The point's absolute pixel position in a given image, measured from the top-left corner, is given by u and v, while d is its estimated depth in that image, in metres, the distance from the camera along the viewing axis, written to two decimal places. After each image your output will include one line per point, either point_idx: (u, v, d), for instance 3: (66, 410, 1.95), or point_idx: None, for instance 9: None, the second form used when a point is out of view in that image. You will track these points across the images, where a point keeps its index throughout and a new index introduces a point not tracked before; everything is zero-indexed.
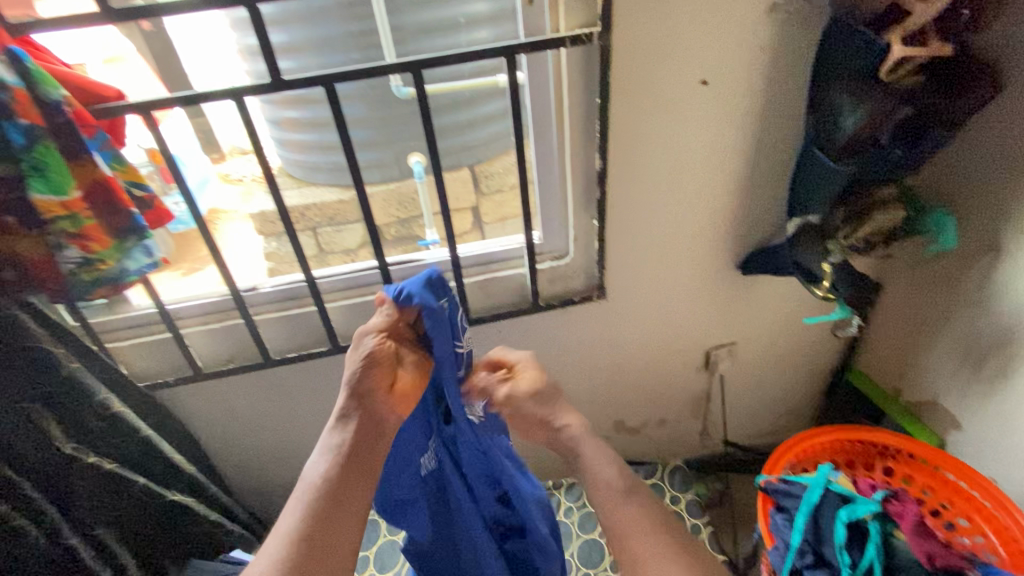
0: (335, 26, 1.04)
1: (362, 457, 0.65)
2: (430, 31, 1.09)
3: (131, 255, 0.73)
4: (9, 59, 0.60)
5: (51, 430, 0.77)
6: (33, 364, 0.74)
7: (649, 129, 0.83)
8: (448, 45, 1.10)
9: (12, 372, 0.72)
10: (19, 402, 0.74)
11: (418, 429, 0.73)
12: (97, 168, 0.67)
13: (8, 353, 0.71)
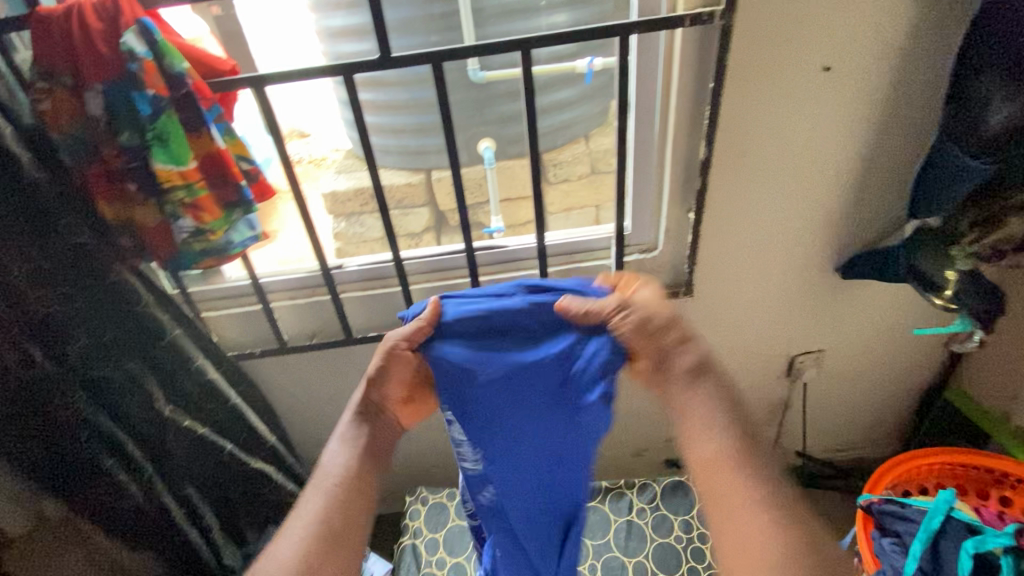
0: (418, 8, 1.03)
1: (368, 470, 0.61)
2: (512, 14, 1.06)
3: (236, 227, 0.75)
4: (140, 30, 0.62)
5: (153, 392, 0.80)
6: (139, 326, 0.77)
7: (760, 116, 0.78)
8: (532, 28, 1.08)
9: (120, 334, 0.75)
10: (128, 362, 0.77)
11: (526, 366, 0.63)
12: (212, 142, 0.68)
13: (117, 313, 0.74)
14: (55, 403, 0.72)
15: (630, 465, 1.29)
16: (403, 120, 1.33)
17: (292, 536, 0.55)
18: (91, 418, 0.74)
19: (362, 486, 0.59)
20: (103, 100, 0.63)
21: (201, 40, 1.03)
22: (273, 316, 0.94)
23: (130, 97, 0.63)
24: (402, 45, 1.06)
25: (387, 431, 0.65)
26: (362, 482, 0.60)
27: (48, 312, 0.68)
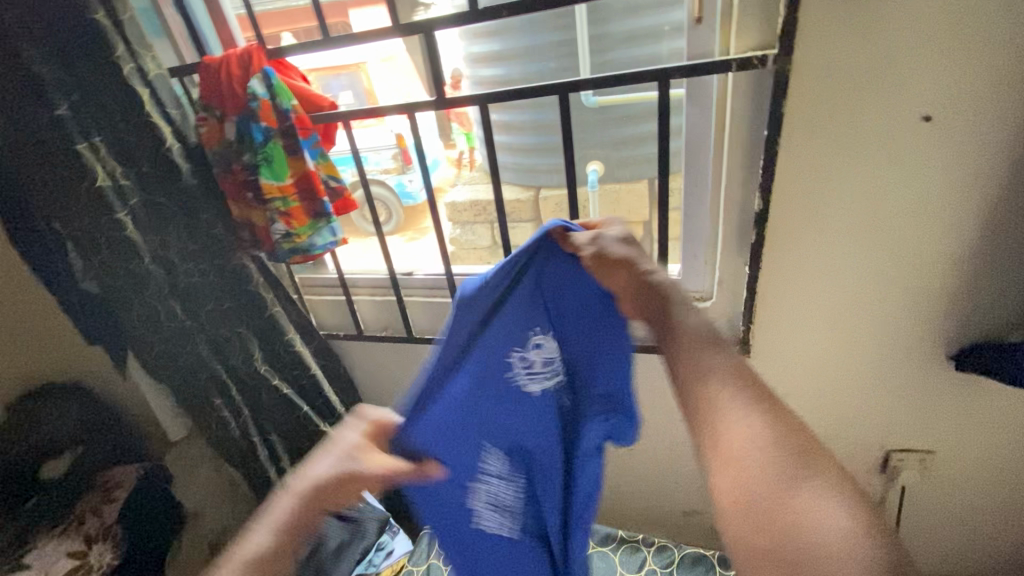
0: (545, 35, 1.06)
1: None
2: (635, 39, 1.04)
3: (320, 233, 0.90)
4: (263, 77, 0.81)
5: (253, 351, 1.02)
6: (247, 300, 0.99)
7: (833, 173, 0.68)
8: (649, 55, 1.05)
9: (232, 304, 0.99)
10: (238, 326, 1.00)
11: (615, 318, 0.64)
12: (305, 163, 0.85)
13: (236, 290, 0.98)
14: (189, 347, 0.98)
15: (684, 523, 1.21)
16: (533, 140, 1.39)
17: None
18: (211, 363, 1.00)
19: None
20: (235, 128, 0.83)
21: (364, 66, 1.29)
22: (354, 306, 1.13)
23: (250, 127, 0.82)
24: (527, 71, 1.11)
25: None
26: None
27: (191, 279, 0.95)
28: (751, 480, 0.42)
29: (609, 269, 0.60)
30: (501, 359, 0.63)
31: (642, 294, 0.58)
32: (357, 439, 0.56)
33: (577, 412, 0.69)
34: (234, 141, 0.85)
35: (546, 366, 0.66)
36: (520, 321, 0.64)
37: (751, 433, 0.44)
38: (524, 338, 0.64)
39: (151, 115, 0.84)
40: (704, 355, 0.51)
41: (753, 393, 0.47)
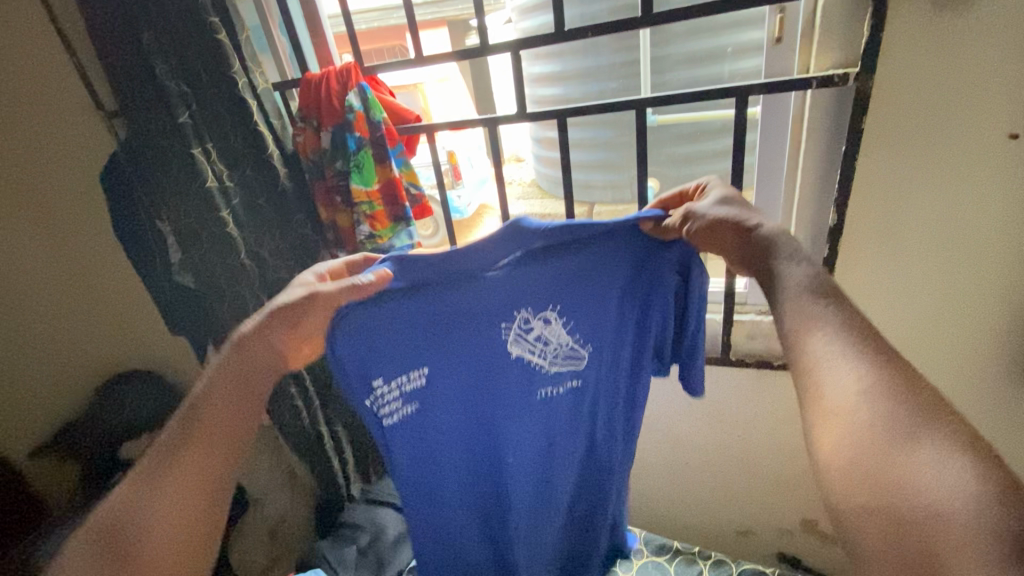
0: (604, 57, 1.06)
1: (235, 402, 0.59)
2: (694, 62, 1.03)
3: (399, 236, 0.96)
4: (359, 91, 0.89)
5: None
6: None
7: (913, 188, 0.69)
8: (711, 75, 1.03)
9: None
10: None
11: (653, 309, 0.69)
12: (391, 170, 0.93)
13: None
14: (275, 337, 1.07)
15: (737, 545, 1.18)
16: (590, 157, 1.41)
17: (171, 478, 0.53)
18: None
19: (230, 419, 0.58)
20: (330, 137, 0.91)
21: (421, 87, 1.35)
22: None
23: (345, 136, 0.90)
24: (588, 91, 1.10)
25: (264, 362, 0.61)
26: (236, 418, 0.58)
27: (278, 275, 1.04)
28: (857, 440, 0.43)
29: (711, 241, 0.60)
30: (501, 310, 0.66)
31: (753, 253, 0.57)
32: (317, 281, 0.65)
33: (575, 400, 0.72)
34: (327, 149, 0.93)
35: (556, 347, 0.68)
36: (542, 284, 0.66)
37: (862, 390, 0.45)
38: (540, 303, 0.67)
39: (258, 124, 0.93)
40: (809, 309, 0.51)
41: (866, 347, 0.47)
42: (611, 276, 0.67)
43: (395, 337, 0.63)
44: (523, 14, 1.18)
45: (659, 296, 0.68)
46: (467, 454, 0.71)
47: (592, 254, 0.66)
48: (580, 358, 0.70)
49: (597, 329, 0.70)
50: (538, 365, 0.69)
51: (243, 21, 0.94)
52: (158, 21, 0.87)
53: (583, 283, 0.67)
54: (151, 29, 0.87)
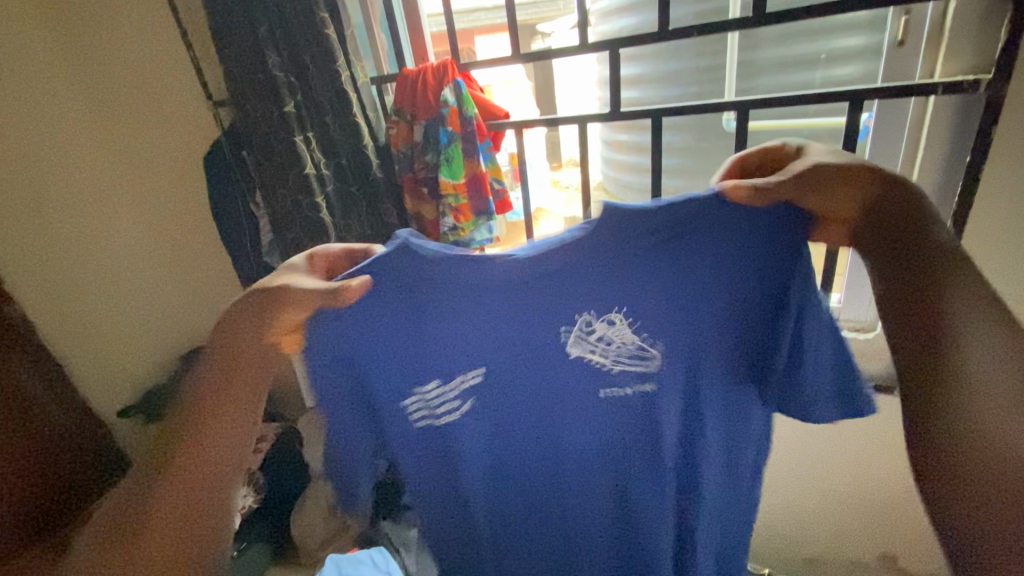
0: (688, 60, 1.04)
1: (229, 398, 0.58)
2: (787, 68, 0.96)
3: (479, 230, 1.00)
4: (454, 87, 0.91)
5: None
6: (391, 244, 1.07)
7: None
8: (800, 82, 0.96)
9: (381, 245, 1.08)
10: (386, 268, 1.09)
11: (756, 273, 0.61)
12: (477, 165, 0.95)
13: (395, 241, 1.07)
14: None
15: None
16: None
17: (165, 501, 0.56)
18: None
19: (230, 422, 0.58)
20: (424, 130, 0.94)
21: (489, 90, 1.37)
22: None
23: (438, 130, 0.93)
24: (665, 95, 1.08)
25: (259, 360, 0.59)
26: (236, 423, 0.59)
27: None
28: None
29: (825, 195, 0.56)
30: (554, 313, 0.63)
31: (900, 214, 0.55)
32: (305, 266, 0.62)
33: (647, 410, 0.67)
34: (419, 142, 0.97)
35: (620, 346, 0.64)
36: (588, 283, 0.62)
37: None
38: (604, 303, 0.63)
39: (356, 117, 0.98)
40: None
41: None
42: (719, 274, 0.61)
43: (431, 321, 0.61)
44: (604, 17, 1.17)
45: (755, 265, 0.61)
46: (519, 455, 0.70)
47: (693, 244, 0.59)
48: (650, 359, 0.64)
49: (684, 327, 0.63)
50: (597, 361, 0.65)
51: (350, 18, 1.00)
52: (275, 16, 0.93)
53: (678, 292, 0.61)
54: (269, 23, 0.93)
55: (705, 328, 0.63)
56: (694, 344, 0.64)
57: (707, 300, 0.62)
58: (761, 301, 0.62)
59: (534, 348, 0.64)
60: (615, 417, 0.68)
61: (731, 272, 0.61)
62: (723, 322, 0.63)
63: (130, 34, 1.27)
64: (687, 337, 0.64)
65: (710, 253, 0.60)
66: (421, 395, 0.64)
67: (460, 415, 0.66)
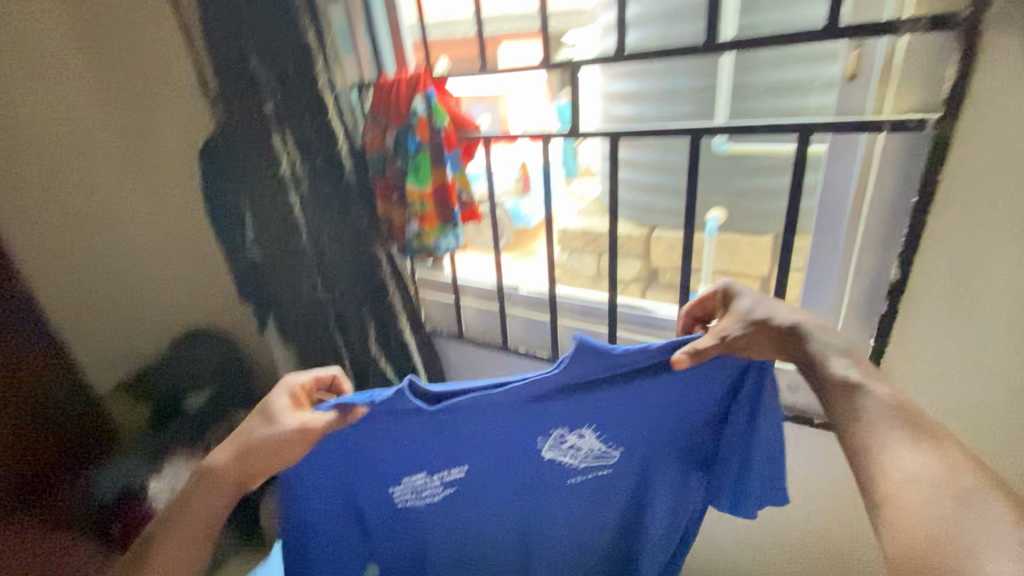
0: (679, 80, 1.02)
1: (191, 515, 0.61)
2: (777, 91, 0.95)
3: (446, 237, 1.01)
4: (425, 99, 0.94)
5: (360, 318, 1.14)
6: (374, 297, 1.14)
7: (1004, 250, 0.65)
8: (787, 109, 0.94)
9: (357, 286, 1.12)
10: (363, 316, 1.14)
11: (705, 396, 0.72)
12: (444, 175, 0.97)
13: (372, 285, 1.13)
14: (353, 324, 1.14)
15: None
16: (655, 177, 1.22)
17: None
18: (333, 332, 1.15)
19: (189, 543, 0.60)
20: (394, 138, 0.96)
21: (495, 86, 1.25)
22: (460, 307, 1.21)
23: (406, 139, 0.95)
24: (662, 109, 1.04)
25: (230, 479, 0.62)
26: (193, 542, 0.61)
27: (336, 262, 1.10)
28: (911, 519, 0.47)
29: (752, 349, 0.66)
30: (536, 427, 0.71)
31: (796, 352, 0.64)
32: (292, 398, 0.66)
33: (609, 485, 0.79)
34: (390, 148, 0.98)
35: (587, 451, 0.74)
36: (571, 414, 0.71)
37: (915, 474, 0.50)
38: (576, 422, 0.72)
39: (330, 119, 1.02)
40: (859, 403, 0.57)
41: (916, 438, 0.52)
42: (670, 395, 0.71)
43: (445, 434, 0.70)
44: None
45: (704, 392, 0.72)
46: (497, 525, 0.80)
47: (644, 380, 0.69)
48: (611, 457, 0.76)
49: (635, 432, 0.74)
50: (567, 464, 0.75)
51: (332, 25, 1.03)
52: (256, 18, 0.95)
53: (645, 407, 0.72)
54: (253, 23, 0.95)
55: (661, 437, 0.75)
56: (653, 446, 0.76)
57: (664, 414, 0.73)
58: (709, 416, 0.74)
59: (513, 451, 0.73)
60: (584, 494, 0.79)
61: (682, 397, 0.72)
62: (681, 431, 0.74)
63: (136, 27, 1.31)
64: (649, 440, 0.75)
65: (665, 379, 0.70)
66: (412, 484, 0.72)
67: (447, 496, 0.75)
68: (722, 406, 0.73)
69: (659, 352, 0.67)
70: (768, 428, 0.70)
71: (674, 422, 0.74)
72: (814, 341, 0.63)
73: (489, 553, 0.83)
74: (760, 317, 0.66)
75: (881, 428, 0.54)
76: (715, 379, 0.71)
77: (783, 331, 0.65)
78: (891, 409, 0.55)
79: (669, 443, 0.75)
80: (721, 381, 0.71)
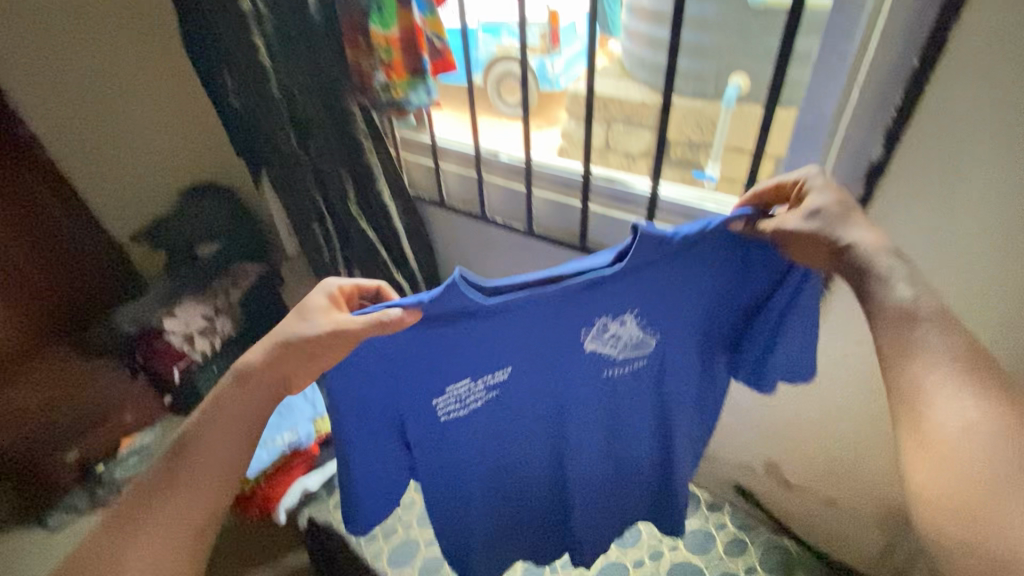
0: None
1: (230, 423, 0.60)
2: None
3: (416, 91, 1.03)
4: None
5: (340, 179, 1.12)
6: (352, 159, 1.12)
7: (988, 137, 0.64)
8: None
9: (334, 145, 1.09)
10: (342, 177, 1.12)
11: (755, 272, 0.71)
12: (411, 18, 0.95)
13: (350, 146, 1.10)
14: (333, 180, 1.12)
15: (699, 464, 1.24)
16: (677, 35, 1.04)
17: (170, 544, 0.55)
18: (311, 191, 1.10)
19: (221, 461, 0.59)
20: None
21: None
22: (440, 173, 1.18)
23: None
24: None
25: (266, 385, 0.62)
26: (222, 453, 0.59)
27: (309, 115, 1.04)
28: (955, 469, 0.48)
29: (802, 250, 0.63)
30: (581, 320, 0.67)
31: (852, 271, 0.60)
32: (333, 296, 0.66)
33: (647, 380, 0.76)
34: None
35: (629, 341, 0.71)
36: (627, 291, 0.66)
37: (970, 422, 0.49)
38: (624, 309, 0.68)
39: None
40: (910, 336, 0.55)
41: (975, 380, 0.52)
42: (717, 273, 0.70)
43: (455, 340, 0.64)
44: None
45: (753, 265, 0.71)
46: (525, 427, 0.76)
47: (699, 253, 0.67)
48: (648, 345, 0.72)
49: (679, 316, 0.72)
50: (608, 355, 0.71)
51: None
52: None
53: (689, 288, 0.70)
54: None
55: (703, 321, 0.75)
56: (693, 332, 0.75)
57: (710, 296, 0.72)
58: (753, 297, 0.74)
59: (553, 347, 0.68)
60: (622, 393, 0.76)
61: (729, 275, 0.71)
62: (721, 311, 0.74)
63: None
64: (689, 326, 0.74)
65: (715, 257, 0.69)
66: (452, 394, 0.68)
67: (478, 402, 0.70)
68: (772, 287, 0.72)
69: (717, 229, 0.65)
70: (804, 308, 0.72)
71: (715, 302, 0.73)
72: (881, 262, 0.59)
73: (511, 462, 0.79)
74: (824, 229, 0.62)
75: (937, 366, 0.53)
76: (765, 258, 0.70)
77: (833, 247, 0.61)
78: (958, 346, 0.53)
79: (710, 326, 0.76)
80: (760, 262, 0.71)
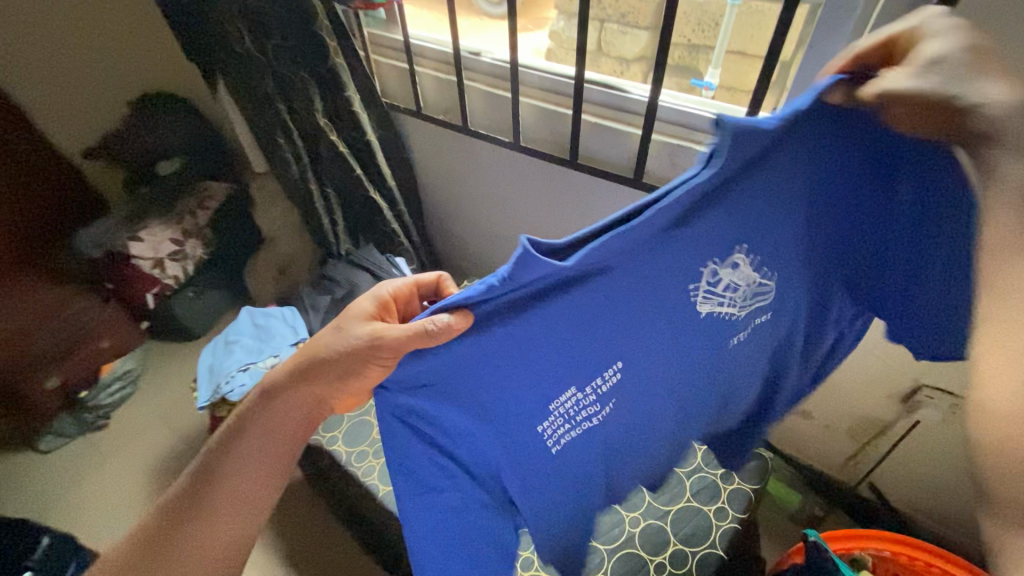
0: None
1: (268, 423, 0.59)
2: None
3: None
4: None
5: (304, 86, 1.02)
6: (316, 66, 1.02)
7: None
8: None
9: (294, 48, 0.98)
10: (307, 85, 1.03)
11: (860, 190, 0.57)
12: None
13: (314, 51, 0.99)
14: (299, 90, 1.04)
15: None
16: None
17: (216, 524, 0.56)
18: (274, 102, 1.04)
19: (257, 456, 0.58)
20: None
21: None
22: (416, 78, 1.06)
23: None
24: None
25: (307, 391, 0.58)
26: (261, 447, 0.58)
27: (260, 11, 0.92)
28: None
29: (910, 116, 0.45)
30: (683, 274, 0.53)
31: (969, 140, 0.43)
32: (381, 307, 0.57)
33: (765, 340, 0.62)
34: None
35: (746, 287, 0.56)
36: (727, 227, 0.53)
37: None
38: (726, 249, 0.54)
39: None
40: None
41: None
42: (809, 199, 0.56)
43: (543, 326, 0.49)
44: None
45: (847, 185, 0.57)
46: (650, 427, 0.60)
47: (792, 171, 0.53)
48: (767, 291, 0.59)
49: (785, 254, 0.58)
50: (725, 314, 0.57)
51: None
52: None
53: (778, 221, 0.56)
54: None
55: (806, 264, 0.60)
56: (796, 279, 0.60)
57: (804, 229, 0.58)
58: (882, 227, 0.58)
59: (664, 314, 0.54)
60: (739, 363, 0.62)
61: (829, 196, 0.57)
62: (823, 249, 0.60)
63: None
64: (791, 272, 0.59)
65: (808, 170, 0.54)
66: (564, 406, 0.52)
67: (599, 418, 0.55)
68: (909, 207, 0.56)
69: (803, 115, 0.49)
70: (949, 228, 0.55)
71: (817, 235, 0.59)
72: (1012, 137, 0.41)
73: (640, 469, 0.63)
74: (940, 86, 0.43)
75: None
76: (872, 174, 0.56)
77: (953, 105, 0.43)
78: None
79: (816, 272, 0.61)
80: (852, 177, 0.56)
